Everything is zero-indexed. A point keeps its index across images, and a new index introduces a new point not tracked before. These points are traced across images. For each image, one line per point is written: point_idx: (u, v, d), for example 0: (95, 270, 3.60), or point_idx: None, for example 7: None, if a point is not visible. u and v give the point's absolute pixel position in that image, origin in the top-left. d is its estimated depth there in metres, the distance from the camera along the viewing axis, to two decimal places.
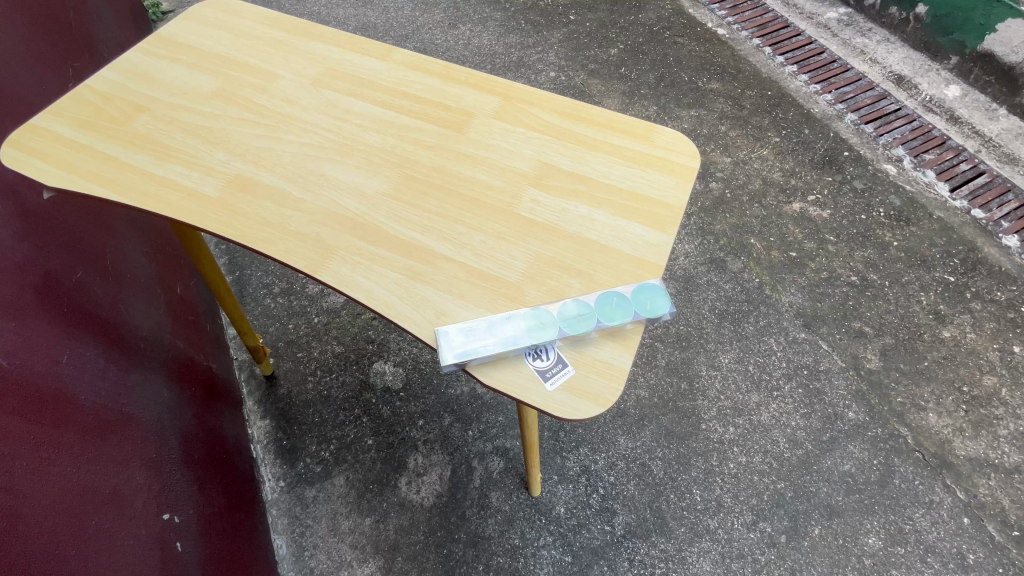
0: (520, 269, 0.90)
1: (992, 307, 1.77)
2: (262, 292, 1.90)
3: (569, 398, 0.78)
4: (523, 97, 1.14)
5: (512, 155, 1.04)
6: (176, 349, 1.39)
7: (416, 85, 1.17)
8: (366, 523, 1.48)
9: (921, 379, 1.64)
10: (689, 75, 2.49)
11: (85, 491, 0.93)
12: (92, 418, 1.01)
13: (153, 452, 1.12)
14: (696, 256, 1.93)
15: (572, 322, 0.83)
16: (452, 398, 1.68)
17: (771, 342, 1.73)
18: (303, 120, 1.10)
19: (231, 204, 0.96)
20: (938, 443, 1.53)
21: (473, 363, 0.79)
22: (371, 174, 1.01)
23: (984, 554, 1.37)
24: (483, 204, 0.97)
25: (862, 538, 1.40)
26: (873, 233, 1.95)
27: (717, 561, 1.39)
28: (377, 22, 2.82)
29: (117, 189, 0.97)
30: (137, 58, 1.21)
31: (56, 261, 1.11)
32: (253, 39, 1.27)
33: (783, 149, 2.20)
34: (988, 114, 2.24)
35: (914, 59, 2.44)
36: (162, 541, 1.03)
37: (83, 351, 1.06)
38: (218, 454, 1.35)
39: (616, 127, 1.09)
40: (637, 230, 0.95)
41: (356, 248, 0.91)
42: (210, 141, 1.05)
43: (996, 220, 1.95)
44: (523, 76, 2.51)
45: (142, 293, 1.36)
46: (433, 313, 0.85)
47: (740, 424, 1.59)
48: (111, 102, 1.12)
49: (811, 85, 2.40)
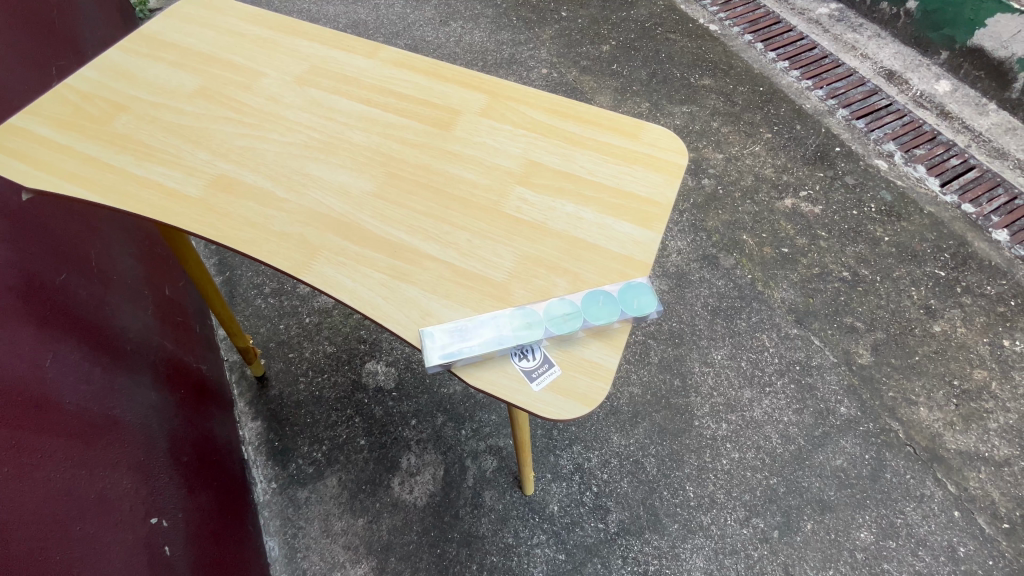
0: (507, 268, 0.89)
1: (982, 301, 1.78)
2: (252, 293, 1.89)
3: (555, 398, 0.77)
4: (510, 95, 1.14)
5: (498, 153, 1.04)
6: (163, 350, 1.38)
7: (402, 83, 1.16)
8: (359, 524, 1.47)
9: (912, 374, 1.65)
10: (681, 72, 2.48)
11: (70, 496, 0.92)
12: (76, 421, 1.00)
13: (140, 455, 1.11)
14: (689, 253, 1.93)
15: (558, 321, 0.83)
16: (444, 397, 1.68)
17: (763, 338, 1.74)
18: (287, 118, 1.09)
19: (213, 205, 0.95)
20: (929, 436, 1.54)
21: (459, 364, 0.79)
22: (356, 173, 1.01)
23: (975, 547, 1.38)
24: (468, 203, 0.97)
25: (855, 532, 1.41)
26: (864, 228, 1.95)
27: (711, 557, 1.39)
28: (367, 19, 2.81)
29: (97, 190, 0.95)
30: (118, 57, 1.20)
31: (40, 262, 1.10)
32: (236, 36, 1.26)
33: (775, 145, 2.20)
34: (978, 109, 2.24)
35: (904, 55, 2.45)
36: (151, 546, 1.03)
37: (67, 355, 1.05)
38: (208, 457, 1.35)
39: (604, 123, 1.09)
40: (623, 228, 0.94)
41: (340, 248, 0.91)
42: (192, 141, 1.04)
43: (986, 214, 1.96)
44: (515, 73, 2.50)
45: (129, 295, 1.35)
46: (419, 314, 0.84)
47: (733, 420, 1.59)
48: (91, 102, 1.10)
49: (802, 81, 2.40)
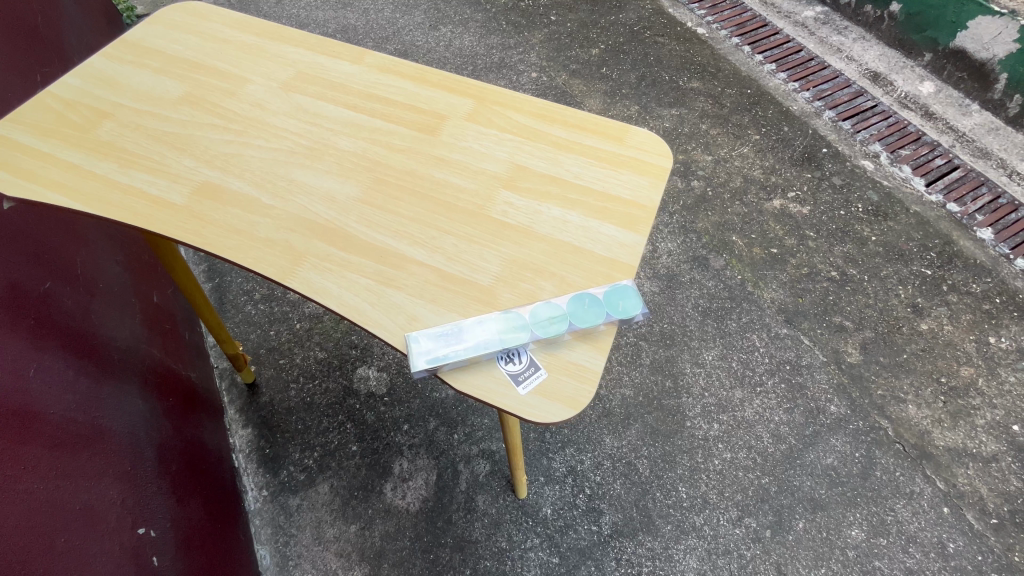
0: (493, 272, 0.89)
1: (968, 299, 1.80)
2: (243, 299, 1.88)
3: (542, 402, 0.77)
4: (497, 98, 1.14)
5: (484, 157, 1.04)
6: (152, 358, 1.37)
7: (388, 88, 1.16)
8: (351, 531, 1.47)
9: (900, 372, 1.66)
10: (669, 75, 2.50)
11: (54, 508, 0.90)
12: (62, 431, 0.99)
13: (127, 465, 1.10)
14: (679, 255, 1.95)
15: (543, 325, 0.83)
16: (437, 402, 1.68)
17: (753, 338, 1.75)
18: (273, 124, 1.09)
19: (197, 212, 0.95)
20: (917, 434, 1.55)
21: (445, 368, 0.79)
22: (342, 178, 1.01)
23: (964, 543, 1.39)
24: (454, 207, 0.97)
25: (846, 530, 1.42)
26: (852, 228, 1.97)
27: (703, 558, 1.40)
28: (356, 24, 2.81)
29: (79, 198, 0.95)
30: (101, 63, 1.19)
31: (23, 271, 1.09)
32: (222, 43, 1.25)
33: (763, 146, 2.22)
34: (961, 109, 2.27)
35: (889, 57, 2.48)
36: (138, 557, 1.02)
37: (51, 364, 1.04)
38: (198, 466, 1.34)
39: (590, 128, 1.09)
40: (608, 230, 0.95)
41: (326, 254, 0.90)
42: (177, 148, 1.04)
43: (971, 213, 1.98)
44: (505, 77, 2.51)
45: (117, 303, 1.34)
46: (405, 319, 0.84)
47: (724, 421, 1.60)
48: (74, 109, 1.10)
49: (789, 83, 2.43)
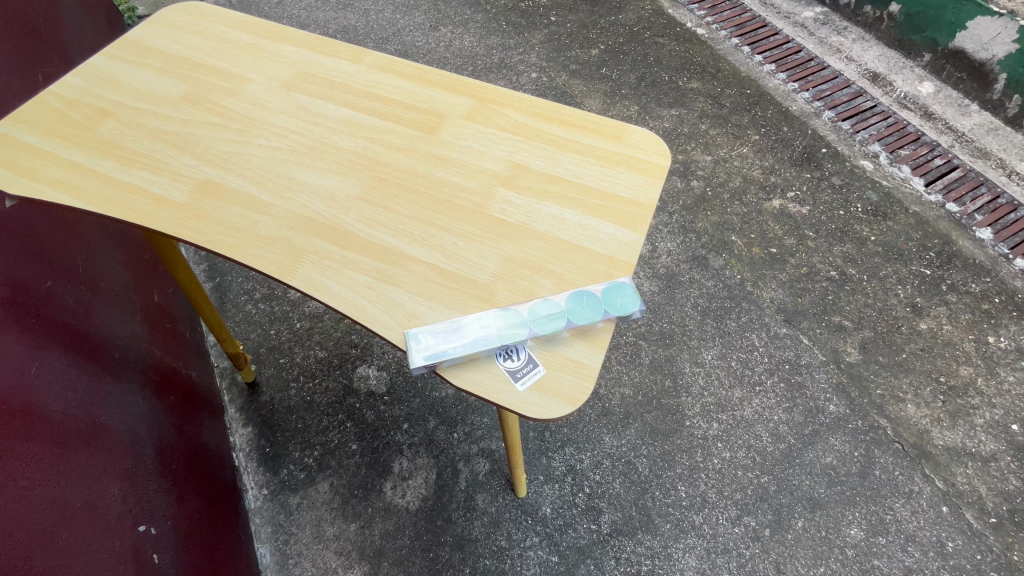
0: (492, 270, 0.90)
1: (967, 298, 1.80)
2: (243, 299, 1.88)
3: (540, 398, 0.78)
4: (496, 98, 1.15)
5: (483, 155, 1.04)
6: (152, 356, 1.38)
7: (387, 88, 1.17)
8: (351, 529, 1.47)
9: (899, 371, 1.66)
10: (669, 75, 2.50)
11: (54, 505, 0.91)
12: (63, 429, 0.99)
13: (128, 462, 1.10)
14: (679, 255, 1.95)
15: (541, 322, 0.84)
16: (436, 401, 1.68)
17: (752, 337, 1.75)
18: (273, 124, 1.09)
19: (198, 210, 0.95)
20: (916, 433, 1.56)
21: (444, 365, 0.80)
22: (342, 177, 1.01)
23: (963, 542, 1.39)
24: (453, 205, 0.97)
25: (845, 529, 1.42)
26: (851, 228, 1.98)
27: (702, 556, 1.40)
28: (357, 24, 2.82)
29: (81, 196, 0.95)
30: (102, 63, 1.20)
31: (23, 270, 1.09)
32: (222, 43, 1.26)
33: (762, 146, 2.23)
34: (961, 109, 2.28)
35: (889, 57, 2.49)
36: (138, 554, 1.02)
37: (52, 363, 1.04)
38: (198, 464, 1.34)
39: (588, 127, 1.10)
40: (606, 229, 0.95)
41: (326, 252, 0.91)
42: (178, 146, 1.04)
43: (970, 213, 1.99)
44: (505, 77, 2.52)
45: (118, 302, 1.35)
46: (404, 316, 0.84)
47: (724, 420, 1.60)
48: (76, 108, 1.10)
49: (789, 83, 2.43)
